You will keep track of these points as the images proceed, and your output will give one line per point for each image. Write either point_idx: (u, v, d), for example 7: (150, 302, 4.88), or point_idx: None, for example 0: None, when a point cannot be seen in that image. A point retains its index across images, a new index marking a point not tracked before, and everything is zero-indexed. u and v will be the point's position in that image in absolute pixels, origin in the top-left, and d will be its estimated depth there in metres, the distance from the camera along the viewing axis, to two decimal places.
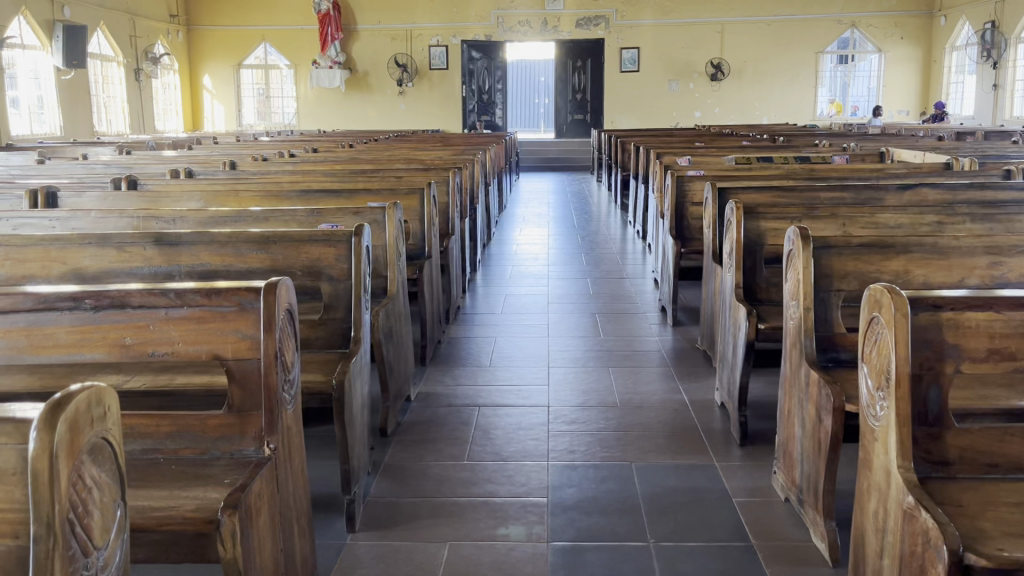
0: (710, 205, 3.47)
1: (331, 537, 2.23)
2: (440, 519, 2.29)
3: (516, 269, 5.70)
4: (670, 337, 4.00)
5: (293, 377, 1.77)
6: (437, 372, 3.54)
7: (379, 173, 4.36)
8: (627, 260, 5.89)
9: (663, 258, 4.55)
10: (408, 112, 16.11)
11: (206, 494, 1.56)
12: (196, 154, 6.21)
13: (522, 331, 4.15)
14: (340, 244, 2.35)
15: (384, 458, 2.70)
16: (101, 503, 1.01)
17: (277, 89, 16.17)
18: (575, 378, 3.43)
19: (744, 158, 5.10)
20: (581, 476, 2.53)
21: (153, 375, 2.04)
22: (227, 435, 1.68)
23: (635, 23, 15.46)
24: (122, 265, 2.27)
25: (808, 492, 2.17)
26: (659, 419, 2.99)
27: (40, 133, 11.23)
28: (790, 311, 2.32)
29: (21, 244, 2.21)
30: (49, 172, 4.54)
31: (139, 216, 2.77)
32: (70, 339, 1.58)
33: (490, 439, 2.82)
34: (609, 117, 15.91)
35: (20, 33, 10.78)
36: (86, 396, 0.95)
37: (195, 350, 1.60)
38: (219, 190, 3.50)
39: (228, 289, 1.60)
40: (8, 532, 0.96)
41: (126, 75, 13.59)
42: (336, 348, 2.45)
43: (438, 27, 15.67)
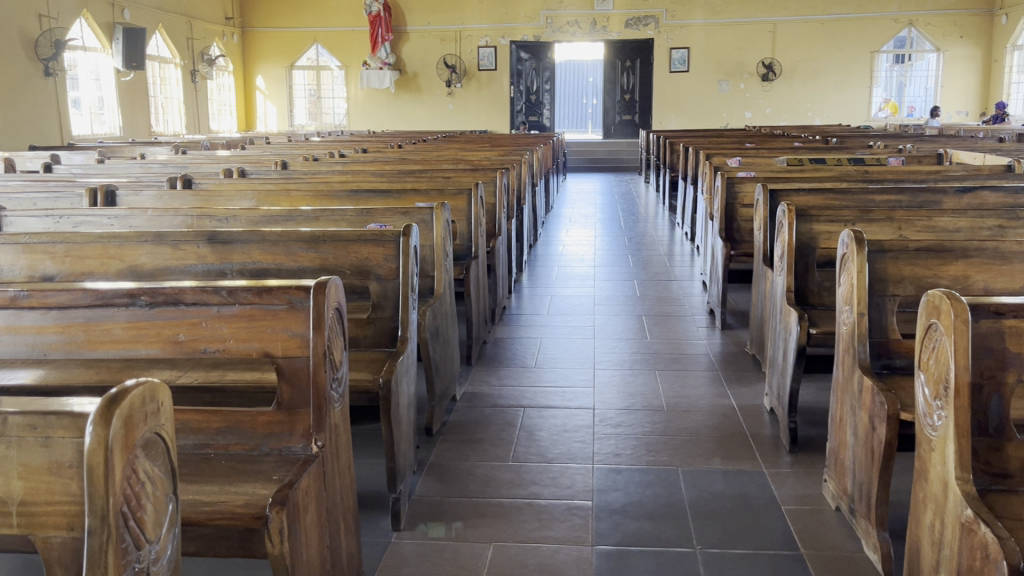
0: (761, 207, 3.40)
1: (377, 535, 2.24)
2: (485, 520, 2.29)
3: (563, 270, 5.69)
4: (719, 340, 3.94)
5: (342, 375, 1.78)
6: (482, 372, 3.55)
7: (427, 173, 4.38)
8: (675, 262, 5.82)
9: (711, 260, 4.50)
10: (457, 112, 16.19)
11: (256, 491, 1.58)
12: (248, 154, 6.31)
13: (568, 333, 4.13)
14: (389, 243, 2.36)
15: (430, 457, 2.71)
16: (154, 498, 1.02)
17: (329, 90, 16.39)
18: (621, 381, 3.40)
19: (797, 160, 5.01)
20: (627, 480, 2.51)
21: (205, 371, 2.07)
22: (276, 432, 1.71)
23: (685, 22, 15.31)
24: (177, 262, 2.31)
25: (860, 501, 2.13)
26: (707, 424, 2.95)
27: (100, 133, 11.53)
28: (844, 316, 2.27)
29: (79, 241, 2.26)
30: (108, 171, 4.65)
31: (193, 215, 2.81)
32: (126, 335, 1.61)
33: (534, 440, 2.82)
34: (658, 117, 15.79)
35: (81, 34, 11.13)
36: (141, 391, 0.97)
37: (246, 347, 1.62)
38: (271, 189, 3.55)
39: (278, 287, 1.61)
40: (62, 524, 0.97)
41: (183, 76, 13.89)
42: (384, 347, 2.48)
43: (487, 28, 15.72)
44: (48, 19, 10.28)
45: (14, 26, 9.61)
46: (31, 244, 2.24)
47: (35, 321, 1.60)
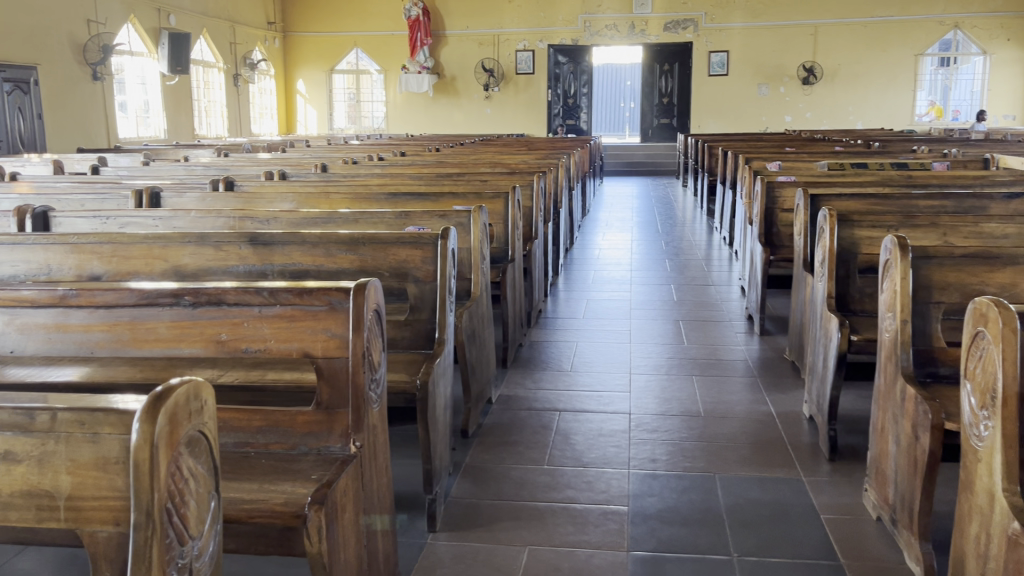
0: (801, 212, 3.37)
1: (412, 535, 2.26)
2: (520, 523, 2.29)
3: (599, 273, 5.68)
4: (757, 346, 3.90)
5: (380, 377, 1.80)
6: (518, 375, 3.55)
7: (465, 176, 4.40)
8: (713, 267, 5.78)
9: (750, 266, 4.46)
10: (494, 116, 16.25)
11: (294, 489, 1.60)
12: (288, 156, 6.38)
13: (604, 336, 4.12)
14: (427, 246, 2.37)
15: (465, 459, 2.72)
16: (197, 494, 1.04)
17: (368, 93, 16.54)
18: (657, 386, 3.38)
19: (839, 164, 4.94)
20: (663, 486, 2.49)
21: (246, 370, 2.10)
22: (315, 431, 1.73)
23: (725, 25, 15.19)
24: (219, 263, 2.34)
25: (902, 511, 2.09)
26: (745, 431, 2.91)
27: (146, 137, 11.74)
28: (886, 323, 2.23)
29: (125, 242, 2.32)
30: (152, 173, 4.73)
31: (235, 217, 2.85)
32: (170, 334, 1.63)
33: (570, 444, 2.81)
34: (697, 121, 15.69)
35: (128, 40, 11.35)
36: (185, 390, 0.98)
37: (286, 348, 1.64)
38: (311, 192, 3.58)
39: (319, 288, 1.63)
40: (108, 519, 0.99)
41: (226, 80, 14.11)
42: (421, 349, 2.49)
43: (525, 32, 15.76)
44: (96, 24, 10.52)
45: (62, 31, 9.84)
46: (79, 245, 2.30)
47: (83, 320, 1.64)
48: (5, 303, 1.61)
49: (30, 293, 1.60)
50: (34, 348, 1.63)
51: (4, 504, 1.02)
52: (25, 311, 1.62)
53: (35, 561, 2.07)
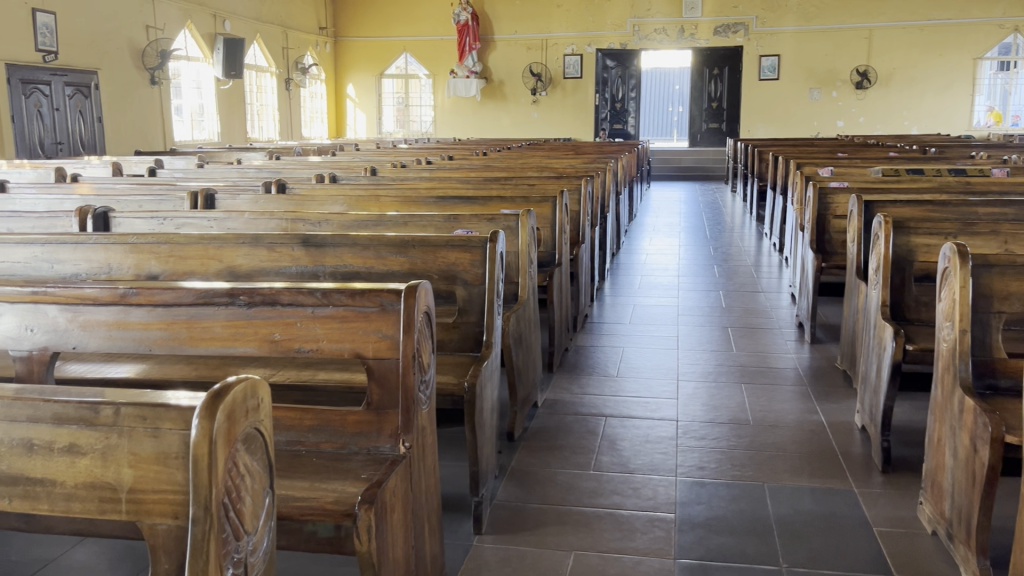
0: (854, 218, 3.31)
1: (458, 537, 2.26)
2: (567, 528, 2.29)
3: (646, 278, 5.65)
4: (808, 355, 3.84)
5: (430, 378, 1.81)
6: (565, 379, 3.54)
7: (512, 180, 4.41)
8: (762, 274, 5.70)
9: (801, 272, 4.39)
10: (542, 120, 16.25)
11: (344, 488, 1.62)
12: (338, 160, 6.46)
13: (651, 342, 4.09)
14: (475, 249, 2.38)
15: (511, 462, 2.72)
16: (252, 491, 1.06)
17: (416, 98, 16.70)
18: (705, 393, 3.35)
19: (894, 170, 4.84)
20: (711, 494, 2.47)
21: (298, 370, 2.13)
22: (365, 431, 1.75)
23: (776, 29, 15.01)
24: (272, 264, 2.38)
25: (959, 525, 2.04)
26: (795, 440, 2.87)
27: (201, 139, 11.99)
28: (944, 332, 2.18)
29: (182, 242, 2.36)
30: (206, 175, 4.83)
31: (288, 219, 2.89)
32: (225, 332, 1.64)
33: (617, 450, 2.79)
34: (746, 125, 15.52)
35: (185, 45, 11.61)
36: (242, 388, 1.00)
37: (338, 348, 1.66)
38: (361, 196, 3.62)
39: (371, 290, 1.65)
40: (168, 513, 1.01)
41: (278, 84, 14.37)
42: (469, 352, 2.51)
43: (574, 36, 15.75)
44: (154, 30, 10.77)
45: (122, 37, 10.12)
46: (138, 245, 2.35)
47: (142, 318, 1.65)
48: (67, 300, 1.64)
49: (92, 291, 1.63)
50: (94, 344, 1.65)
51: (68, 496, 1.05)
52: (88, 308, 1.65)
53: (93, 554, 2.12)
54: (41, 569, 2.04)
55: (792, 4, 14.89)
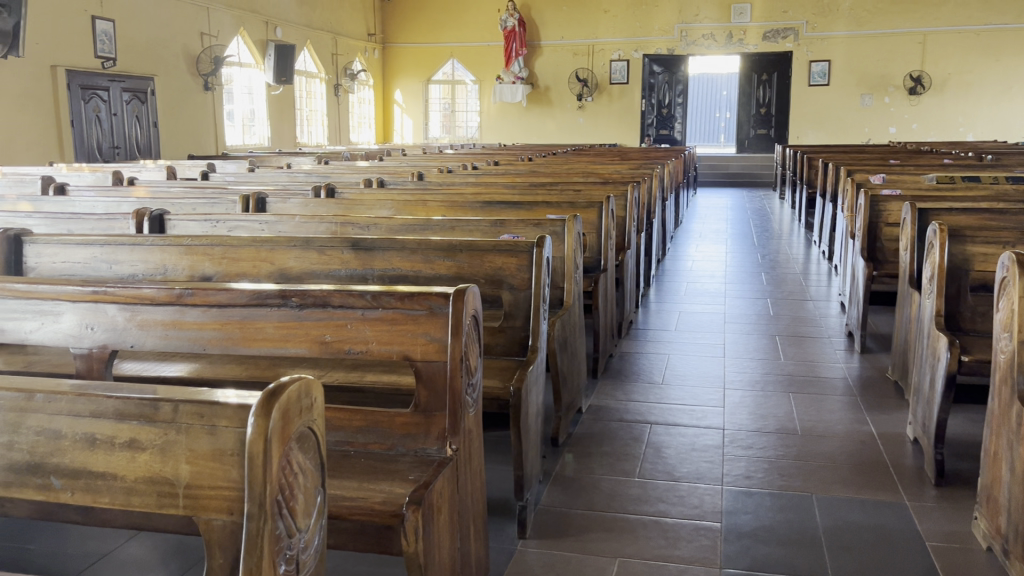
0: (907, 226, 3.25)
1: (503, 540, 2.27)
2: (611, 535, 2.28)
3: (692, 285, 5.61)
4: (858, 364, 3.77)
5: (476, 381, 1.82)
6: (609, 385, 3.53)
7: (558, 186, 4.41)
8: (811, 282, 5.62)
9: (852, 280, 4.31)
10: (587, 126, 16.23)
11: (392, 489, 1.63)
12: (386, 165, 6.53)
13: (697, 350, 4.06)
14: (522, 253, 2.39)
15: (555, 467, 2.72)
16: (305, 488, 1.07)
17: (463, 104, 16.80)
18: (752, 402, 3.31)
19: (948, 177, 4.73)
20: (758, 504, 2.44)
21: (346, 372, 2.16)
22: (413, 433, 1.76)
23: (827, 34, 14.79)
24: (322, 267, 2.41)
25: (1015, 542, 1.99)
26: (844, 451, 2.82)
27: (251, 143, 12.22)
28: (1002, 343, 2.13)
29: (235, 244, 2.41)
30: (257, 180, 4.92)
31: (337, 222, 2.93)
32: (277, 333, 1.67)
33: (662, 457, 2.78)
34: (795, 131, 15.31)
35: (237, 51, 11.83)
36: (296, 387, 1.02)
37: (387, 350, 1.67)
38: (409, 200, 3.65)
39: (419, 293, 1.66)
40: (223, 508, 1.04)
41: (327, 90, 14.58)
42: (514, 356, 2.51)
43: (620, 41, 15.71)
44: (208, 37, 10.98)
45: (177, 44, 10.36)
46: (192, 246, 2.40)
47: (197, 318, 1.69)
48: (127, 300, 1.69)
49: (150, 291, 1.67)
50: (151, 343, 1.69)
51: (127, 489, 1.07)
52: (145, 307, 1.69)
53: (146, 548, 2.17)
54: (96, 562, 2.10)
55: (844, 9, 14.64)
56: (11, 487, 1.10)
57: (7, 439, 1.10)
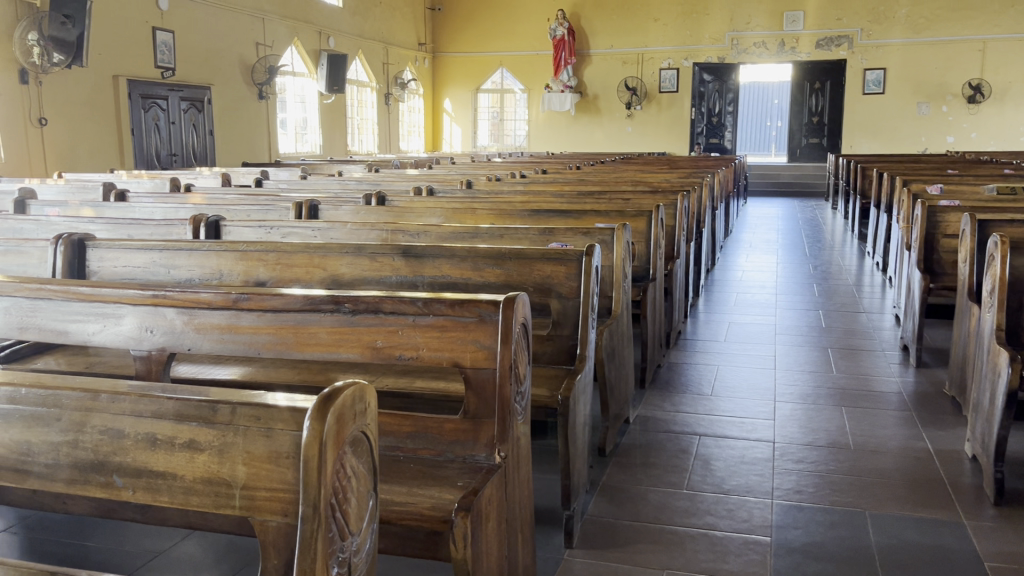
0: (966, 237, 3.17)
1: (550, 549, 2.27)
2: (658, 546, 2.26)
3: (742, 296, 5.55)
4: (913, 379, 3.69)
5: (525, 389, 1.82)
6: (657, 396, 3.50)
7: (607, 194, 4.39)
8: (864, 294, 5.51)
9: (907, 293, 4.22)
10: (636, 135, 16.17)
11: (441, 495, 1.64)
12: (435, 173, 6.59)
13: (747, 361, 4.00)
14: (571, 262, 2.39)
15: (602, 477, 2.70)
16: (357, 492, 1.08)
17: (511, 112, 16.88)
18: (802, 415, 3.25)
19: (1008, 188, 4.61)
20: (808, 519, 2.40)
21: (396, 378, 2.18)
22: (461, 439, 1.77)
23: (883, 42, 14.54)
24: (373, 273, 2.43)
25: None
26: (899, 467, 2.76)
27: (304, 151, 12.42)
28: None
29: (289, 250, 2.44)
30: (309, 187, 4.99)
31: (388, 230, 2.96)
32: (330, 339, 1.70)
33: (710, 470, 2.74)
34: (848, 140, 15.04)
35: (291, 61, 12.05)
36: (351, 392, 1.03)
37: (437, 356, 1.68)
38: (458, 208, 3.68)
39: (469, 300, 1.67)
40: (278, 509, 1.05)
41: (378, 99, 14.74)
42: (562, 365, 2.50)
43: (671, 50, 15.61)
44: (264, 47, 11.20)
45: (234, 54, 10.58)
46: (248, 252, 2.45)
47: (252, 322, 1.71)
48: (185, 304, 1.72)
49: (207, 295, 1.71)
50: (207, 346, 1.72)
51: (186, 489, 1.09)
52: (202, 311, 1.72)
53: (200, 547, 2.21)
54: (152, 559, 2.15)
55: (901, 16, 14.42)
56: (76, 484, 1.13)
57: (72, 437, 1.13)
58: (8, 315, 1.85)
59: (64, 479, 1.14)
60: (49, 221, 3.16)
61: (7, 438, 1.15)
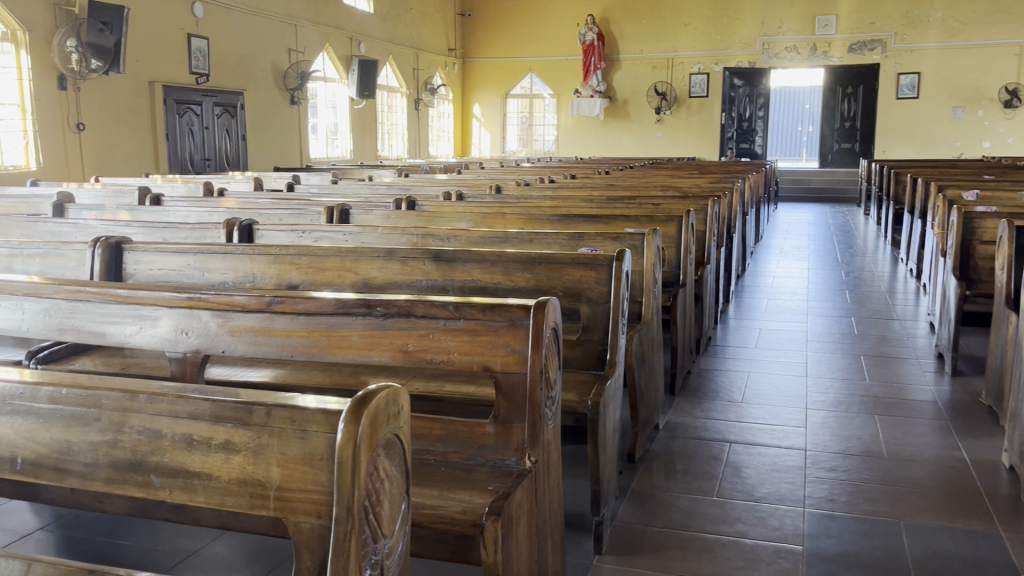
0: (1005, 244, 3.12)
1: (580, 555, 2.26)
2: (687, 554, 2.24)
3: (773, 302, 5.50)
4: (949, 387, 3.63)
5: (556, 394, 1.82)
6: (686, 403, 3.48)
7: (637, 199, 4.38)
8: (897, 300, 5.44)
9: (941, 299, 4.16)
10: (665, 139, 16.10)
11: (472, 499, 1.65)
12: (464, 177, 6.62)
13: (779, 368, 3.97)
14: (601, 267, 2.38)
15: (632, 483, 2.69)
16: (390, 494, 1.09)
17: (540, 117, 16.90)
18: (835, 423, 3.21)
19: None
20: (841, 528, 2.37)
21: (426, 381, 2.19)
22: (492, 444, 1.78)
23: (917, 46, 14.35)
24: (405, 277, 2.45)
25: None
26: (934, 476, 2.72)
27: (334, 156, 12.53)
28: None
29: (321, 254, 2.47)
30: (341, 192, 5.03)
31: (418, 235, 2.97)
32: (362, 342, 1.71)
33: (741, 477, 2.72)
34: (882, 146, 14.86)
35: (323, 67, 12.17)
36: (385, 395, 1.03)
37: (468, 360, 1.68)
38: (487, 213, 3.69)
39: (501, 305, 1.67)
40: (312, 511, 1.06)
41: (408, 104, 14.84)
42: (592, 369, 2.50)
43: (701, 55, 15.53)
44: (296, 53, 11.31)
45: (267, 60, 10.70)
46: (280, 255, 2.48)
47: (286, 325, 1.72)
48: (220, 307, 1.74)
49: (242, 298, 1.73)
50: (241, 348, 1.74)
51: (221, 490, 1.11)
52: (237, 314, 1.74)
53: (231, 547, 2.24)
54: (185, 559, 2.17)
55: (935, 19, 14.22)
56: (114, 483, 1.14)
57: (111, 437, 1.14)
58: (48, 316, 1.88)
59: (102, 478, 1.15)
60: (88, 224, 3.21)
61: (47, 437, 1.17)
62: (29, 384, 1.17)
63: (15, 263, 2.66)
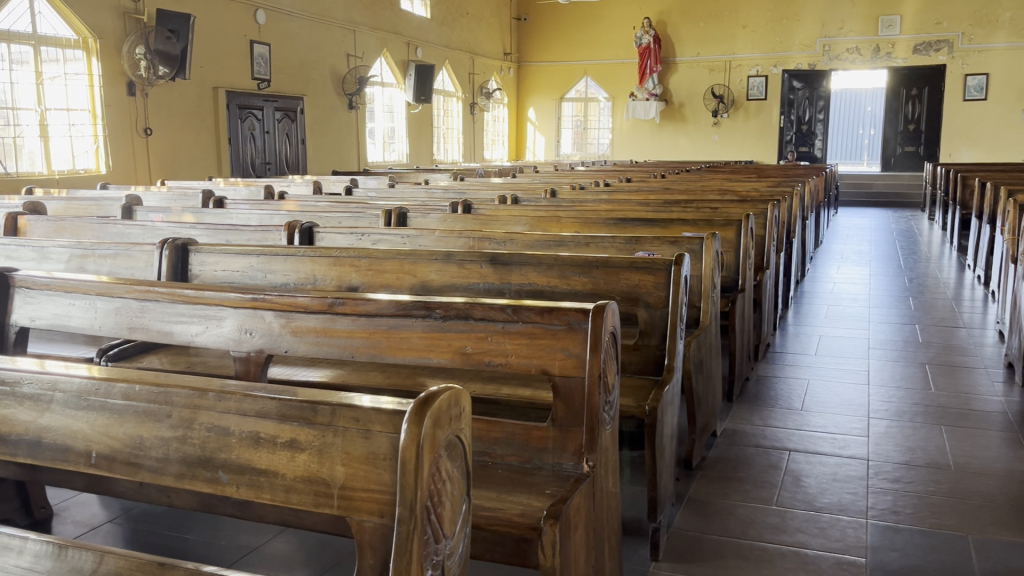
0: None
1: (636, 561, 2.24)
2: (746, 563, 2.20)
3: (833, 308, 5.39)
4: (1018, 398, 3.50)
5: (614, 398, 1.81)
6: (744, 410, 3.43)
7: (694, 203, 4.33)
8: (963, 308, 5.28)
9: (1012, 307, 4.01)
10: (722, 143, 15.92)
11: (529, 502, 1.65)
12: (520, 181, 6.64)
13: (840, 376, 3.88)
14: (659, 271, 2.36)
15: (688, 491, 2.66)
16: (452, 495, 1.09)
17: (595, 121, 16.84)
18: (898, 433, 3.13)
19: None
20: (907, 541, 2.30)
21: (483, 385, 2.19)
22: (550, 447, 1.78)
23: (985, 46, 13.94)
24: (462, 280, 2.46)
25: None
26: (1003, 490, 2.63)
27: (391, 160, 12.69)
28: None
29: (380, 257, 2.49)
30: (398, 195, 5.09)
31: (474, 238, 2.98)
32: (422, 344, 1.72)
33: (801, 486, 2.67)
34: (948, 149, 14.46)
35: (380, 72, 12.33)
36: (447, 396, 1.04)
37: (527, 364, 1.68)
38: (543, 217, 3.68)
39: (559, 309, 1.67)
40: (374, 510, 1.07)
41: (463, 108, 14.95)
42: (649, 375, 2.48)
43: (759, 57, 15.31)
44: (355, 58, 11.46)
45: (326, 65, 10.89)
46: (341, 257, 2.51)
47: (346, 326, 1.74)
48: (283, 308, 1.77)
49: (304, 299, 1.75)
50: (303, 348, 1.76)
51: (287, 486, 1.12)
52: (299, 314, 1.77)
53: (290, 545, 2.27)
54: (244, 555, 2.21)
55: (1004, 19, 13.79)
56: (184, 479, 1.17)
57: (181, 434, 1.17)
58: (118, 315, 1.94)
59: (173, 473, 1.18)
60: (155, 226, 3.30)
61: (120, 432, 1.20)
62: (103, 380, 1.20)
63: (87, 263, 2.75)
